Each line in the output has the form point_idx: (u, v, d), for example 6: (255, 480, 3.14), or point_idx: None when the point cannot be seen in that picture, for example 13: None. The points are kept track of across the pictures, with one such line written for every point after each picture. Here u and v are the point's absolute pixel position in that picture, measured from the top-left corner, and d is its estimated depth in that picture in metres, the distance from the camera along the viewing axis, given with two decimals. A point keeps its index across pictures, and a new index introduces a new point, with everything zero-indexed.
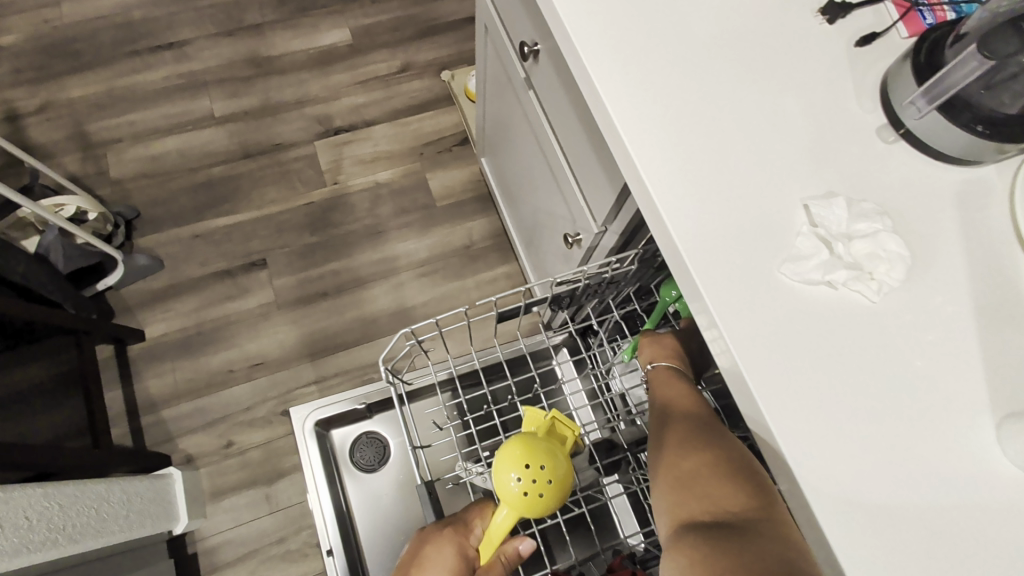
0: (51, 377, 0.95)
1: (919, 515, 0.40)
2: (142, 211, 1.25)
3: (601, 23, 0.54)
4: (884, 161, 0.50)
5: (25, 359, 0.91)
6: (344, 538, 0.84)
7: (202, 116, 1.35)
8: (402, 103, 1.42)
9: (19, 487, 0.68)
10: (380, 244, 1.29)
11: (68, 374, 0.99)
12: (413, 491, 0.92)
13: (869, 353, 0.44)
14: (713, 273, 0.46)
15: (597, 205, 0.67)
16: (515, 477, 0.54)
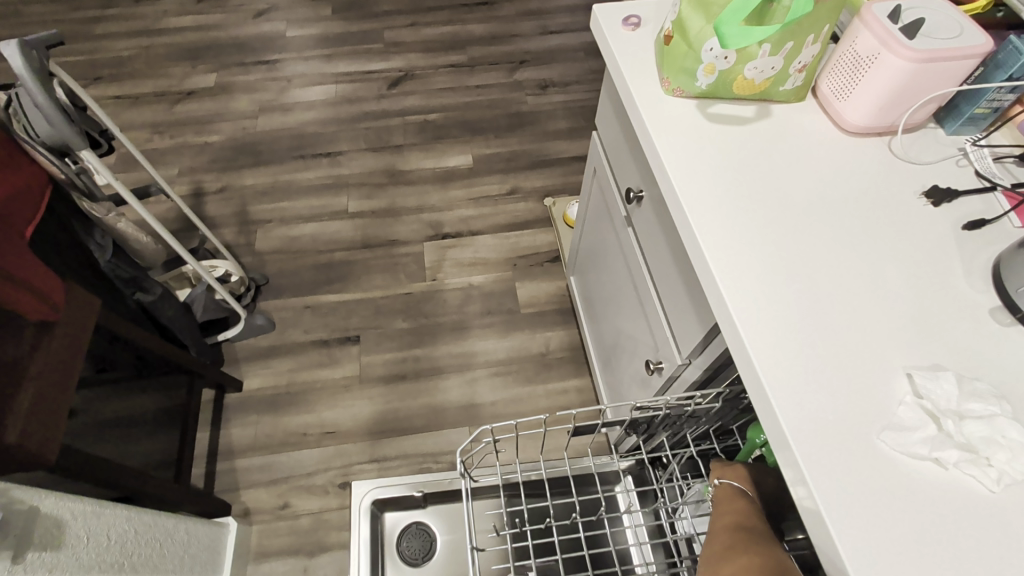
0: (160, 410, 1.07)
1: None
2: (271, 279, 1.44)
3: (705, 182, 0.61)
4: (1000, 342, 0.49)
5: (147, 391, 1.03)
6: None
7: (338, 210, 1.59)
8: (505, 219, 1.59)
9: (112, 505, 0.74)
10: (463, 339, 1.37)
11: (173, 410, 1.09)
12: None
13: (988, 549, 0.40)
14: (803, 427, 0.46)
15: (684, 339, 0.69)
16: None
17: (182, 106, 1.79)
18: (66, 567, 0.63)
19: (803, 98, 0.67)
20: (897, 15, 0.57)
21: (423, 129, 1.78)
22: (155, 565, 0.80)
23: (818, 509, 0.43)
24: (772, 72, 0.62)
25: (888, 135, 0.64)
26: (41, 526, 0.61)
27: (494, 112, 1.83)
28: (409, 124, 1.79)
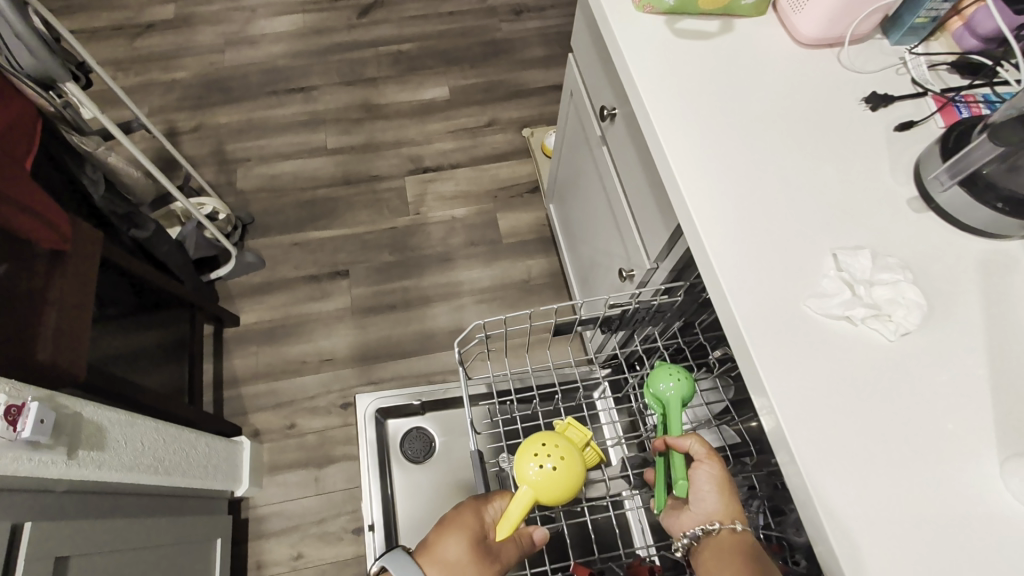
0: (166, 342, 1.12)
1: (913, 524, 0.46)
2: (256, 218, 1.47)
3: (670, 93, 0.66)
4: (912, 225, 0.58)
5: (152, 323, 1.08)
6: (385, 518, 0.92)
7: (317, 147, 1.59)
8: (484, 152, 1.61)
9: (140, 417, 0.82)
10: (448, 269, 1.43)
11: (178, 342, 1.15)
12: (451, 488, 1.00)
13: (881, 383, 0.51)
14: (746, 300, 0.55)
15: (652, 245, 0.77)
16: (535, 464, 0.56)
17: (142, 40, 1.71)
18: (108, 465, 0.71)
19: (763, 12, 0.71)
20: None
21: (396, 61, 1.75)
22: (184, 470, 0.89)
23: (755, 362, 0.52)
24: None
25: (837, 47, 0.69)
26: (84, 429, 0.69)
27: (468, 41, 1.80)
28: (382, 56, 1.76)
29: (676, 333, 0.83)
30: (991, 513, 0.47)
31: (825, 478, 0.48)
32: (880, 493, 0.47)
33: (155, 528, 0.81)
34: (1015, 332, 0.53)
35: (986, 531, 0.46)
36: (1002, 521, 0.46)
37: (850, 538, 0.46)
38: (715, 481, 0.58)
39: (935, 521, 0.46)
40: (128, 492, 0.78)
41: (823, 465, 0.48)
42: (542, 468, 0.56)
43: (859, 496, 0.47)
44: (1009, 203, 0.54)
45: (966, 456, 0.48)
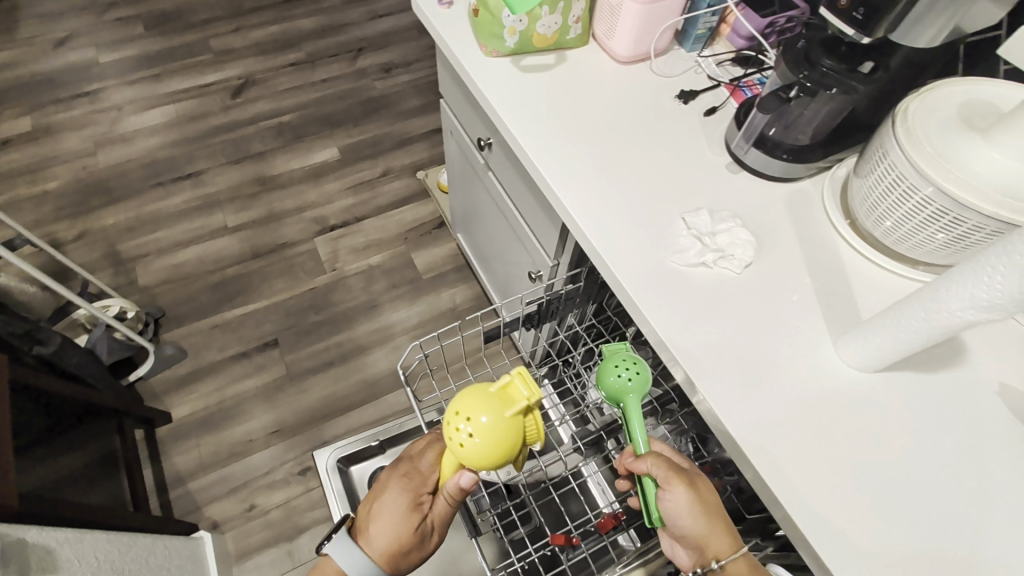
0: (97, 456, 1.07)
1: (784, 404, 0.60)
2: (168, 311, 1.43)
3: (529, 120, 0.79)
4: (733, 184, 0.74)
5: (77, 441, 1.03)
6: None
7: (217, 228, 1.58)
8: (386, 200, 1.69)
9: (88, 533, 0.79)
10: (376, 315, 1.48)
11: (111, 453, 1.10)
12: None
13: (741, 308, 0.65)
14: (626, 269, 0.67)
15: (549, 246, 0.89)
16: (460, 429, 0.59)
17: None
18: None
19: (587, 42, 0.87)
20: None
21: (280, 132, 1.80)
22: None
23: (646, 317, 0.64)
24: (556, 26, 0.81)
25: (648, 60, 0.86)
26: (34, 554, 0.67)
27: (347, 102, 1.89)
28: (266, 130, 1.79)
29: (589, 315, 0.95)
30: (836, 383, 0.61)
31: (717, 391, 0.60)
32: (757, 391, 0.60)
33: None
34: (822, 244, 0.70)
35: (834, 394, 0.60)
36: (842, 384, 0.61)
37: (745, 431, 0.58)
38: (684, 505, 0.57)
39: (801, 399, 0.60)
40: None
41: (713, 382, 0.61)
42: (462, 434, 0.58)
43: (745, 397, 0.60)
44: (792, 152, 0.70)
45: (810, 345, 0.63)
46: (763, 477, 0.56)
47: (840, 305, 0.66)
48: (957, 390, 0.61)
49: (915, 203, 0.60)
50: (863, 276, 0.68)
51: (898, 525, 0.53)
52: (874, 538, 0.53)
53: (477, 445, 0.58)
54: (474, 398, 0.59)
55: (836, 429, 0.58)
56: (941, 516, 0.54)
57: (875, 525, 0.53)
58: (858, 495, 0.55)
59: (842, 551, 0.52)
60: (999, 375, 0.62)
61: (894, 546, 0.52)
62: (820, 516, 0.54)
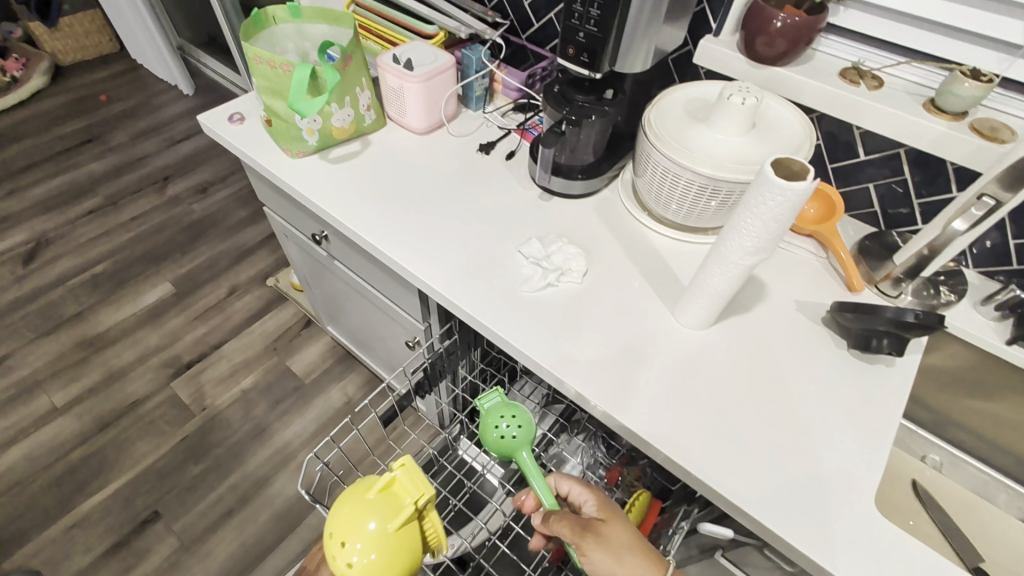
0: None
1: (653, 379, 0.68)
2: (0, 533, 1.18)
3: (355, 206, 0.83)
4: (549, 210, 0.84)
5: None
6: None
7: (43, 413, 1.35)
8: (242, 317, 1.59)
9: None
10: (267, 439, 1.36)
11: None
12: None
13: (592, 311, 0.73)
14: (486, 310, 0.72)
15: (415, 311, 0.92)
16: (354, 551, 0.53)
17: None
18: None
19: (385, 123, 0.94)
20: (397, 60, 0.87)
21: (96, 284, 1.61)
22: None
23: (518, 348, 0.69)
24: (350, 117, 0.86)
25: (444, 126, 0.95)
26: None
27: (167, 232, 1.76)
28: (76, 287, 1.59)
29: (476, 361, 0.99)
30: (684, 347, 0.71)
31: (598, 390, 0.66)
32: (629, 377, 0.68)
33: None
34: (635, 236, 0.82)
35: (685, 355, 0.70)
36: (689, 343, 0.72)
37: (631, 415, 0.65)
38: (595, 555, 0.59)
39: (663, 371, 0.69)
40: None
41: (592, 383, 0.67)
42: (357, 561, 0.53)
43: (621, 386, 0.67)
44: (585, 171, 0.83)
45: (655, 322, 0.73)
46: (658, 448, 0.63)
47: (666, 280, 0.77)
48: (768, 318, 0.74)
49: (684, 185, 0.74)
50: (674, 253, 0.81)
51: (766, 444, 0.63)
52: (754, 463, 0.62)
53: (371, 562, 0.53)
54: (356, 512, 0.55)
55: (697, 384, 0.68)
56: (790, 423, 0.65)
57: (751, 451, 0.63)
58: (731, 434, 0.64)
59: (737, 485, 0.60)
60: (792, 294, 0.77)
61: (770, 462, 0.62)
62: (711, 463, 0.62)
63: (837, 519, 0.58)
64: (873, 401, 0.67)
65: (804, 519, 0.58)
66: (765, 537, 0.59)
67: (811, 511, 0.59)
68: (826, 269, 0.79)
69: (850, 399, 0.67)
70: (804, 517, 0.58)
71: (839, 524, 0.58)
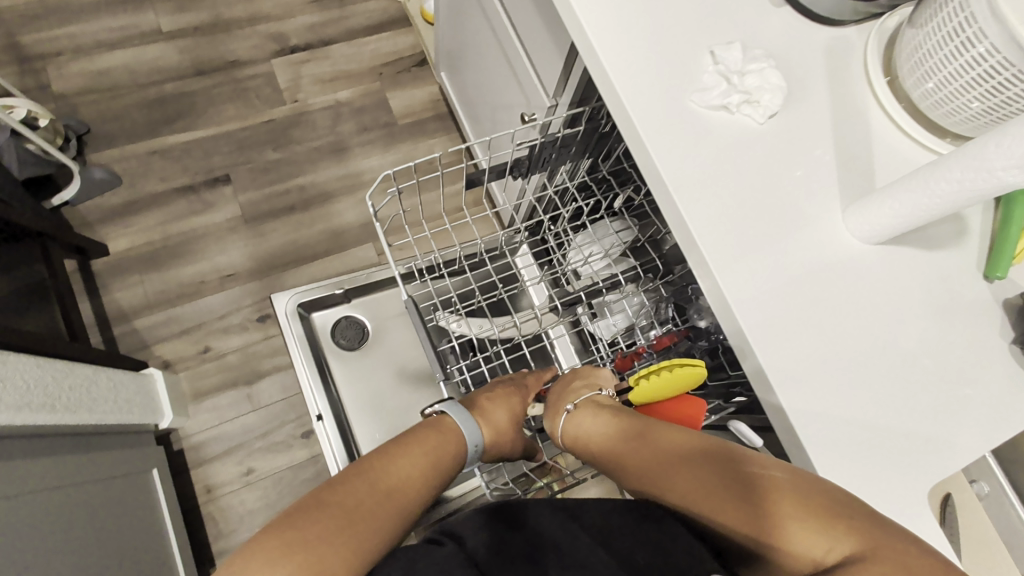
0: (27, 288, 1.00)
1: (781, 264, 0.57)
2: (93, 127, 1.32)
3: None
4: (772, 19, 0.64)
5: None
6: (331, 408, 0.97)
7: (149, 30, 1.41)
8: (358, 23, 1.52)
9: (13, 356, 0.76)
10: (344, 160, 1.41)
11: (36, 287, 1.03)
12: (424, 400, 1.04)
13: (756, 162, 0.59)
14: (639, 98, 0.58)
15: (547, 75, 0.79)
16: None
17: None
18: None
19: None
20: None
21: None
22: (90, 407, 0.87)
23: (652, 156, 0.57)
24: None
25: None
26: None
27: None
28: None
29: (596, 169, 0.91)
30: (835, 255, 0.58)
31: (715, 247, 0.56)
32: (755, 252, 0.57)
33: (65, 470, 0.79)
34: (856, 104, 0.63)
35: (834, 260, 0.58)
36: (847, 253, 0.58)
37: (734, 296, 0.55)
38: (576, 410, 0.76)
39: (799, 269, 0.57)
40: (30, 434, 0.75)
41: (713, 244, 0.56)
42: None
43: (745, 258, 0.56)
44: None
45: (821, 213, 0.59)
46: (744, 332, 0.55)
47: (858, 168, 0.61)
48: (951, 272, 0.60)
49: (968, 58, 0.54)
50: (885, 143, 0.62)
51: (867, 394, 0.54)
52: (840, 399, 0.54)
53: None
54: None
55: (825, 298, 0.56)
56: (905, 391, 0.55)
57: (844, 391, 0.54)
58: (834, 361, 0.55)
59: (807, 405, 0.53)
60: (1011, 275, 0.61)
61: (860, 410, 0.54)
62: (795, 378, 0.54)
63: (897, 499, 0.52)
64: (1002, 413, 0.56)
65: (859, 474, 0.52)
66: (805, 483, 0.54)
67: (875, 478, 0.52)
68: None
69: (986, 397, 0.56)
70: (858, 482, 0.53)
71: (889, 504, 0.52)
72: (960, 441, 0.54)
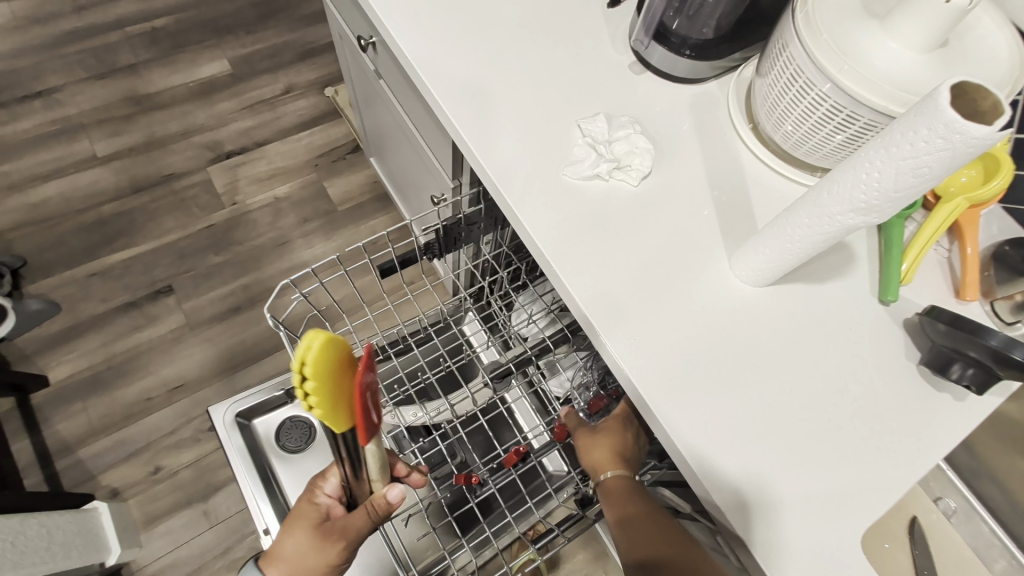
0: None
1: (673, 321, 0.57)
2: (30, 259, 1.32)
3: (408, 16, 0.69)
4: (635, 87, 0.68)
5: None
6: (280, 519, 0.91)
7: (84, 158, 1.45)
8: (290, 121, 1.58)
9: None
10: (287, 253, 1.42)
11: None
12: None
13: (636, 223, 0.60)
14: (512, 180, 0.60)
15: (446, 160, 0.82)
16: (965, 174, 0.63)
17: None
18: None
19: None
20: None
21: (154, 40, 1.63)
22: (17, 562, 0.82)
23: (532, 234, 0.59)
24: None
25: None
26: None
27: (237, 5, 1.72)
28: (134, 38, 1.63)
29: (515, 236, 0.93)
30: (728, 302, 0.58)
31: (605, 314, 0.56)
32: (646, 312, 0.57)
33: None
34: (728, 152, 0.66)
35: (727, 309, 0.58)
36: (739, 300, 0.59)
37: (630, 360, 0.55)
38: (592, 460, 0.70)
39: (693, 322, 0.57)
40: None
41: (604, 311, 0.57)
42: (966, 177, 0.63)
43: (637, 320, 0.57)
44: (696, 49, 0.65)
45: (708, 263, 0.60)
46: (646, 397, 0.54)
47: (739, 213, 0.62)
48: (846, 301, 0.60)
49: (811, 100, 0.56)
50: (760, 185, 0.64)
51: (779, 441, 0.53)
52: (753, 452, 0.53)
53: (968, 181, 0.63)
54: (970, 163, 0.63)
55: (722, 347, 0.57)
56: (817, 432, 0.54)
57: (756, 442, 0.53)
58: (741, 411, 0.54)
59: (720, 463, 0.52)
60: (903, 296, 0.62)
61: (775, 460, 0.53)
62: (705, 437, 0.53)
63: (827, 551, 0.50)
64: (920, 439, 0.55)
65: (789, 531, 0.50)
66: (737, 548, 0.52)
67: (803, 532, 0.51)
68: (942, 264, 0.64)
69: (900, 424, 0.56)
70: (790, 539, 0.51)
71: (823, 558, 0.50)
72: (882, 476, 0.53)
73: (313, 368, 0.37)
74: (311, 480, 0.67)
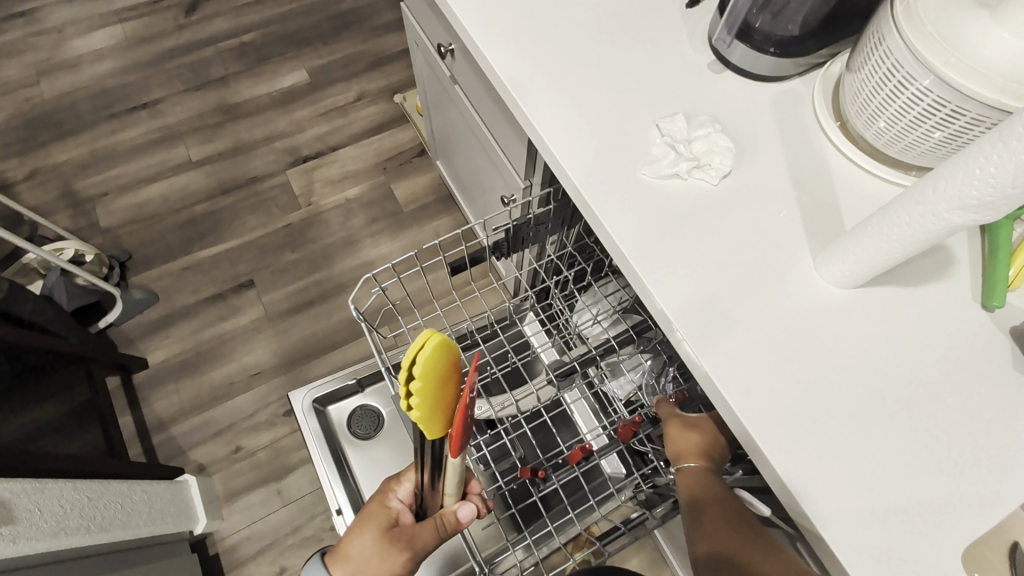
0: (73, 410, 1.09)
1: (754, 321, 0.56)
2: (134, 253, 1.46)
3: (490, 22, 0.71)
4: (714, 86, 0.67)
5: (44, 398, 1.02)
6: (351, 501, 0.96)
7: (180, 162, 1.59)
8: (361, 126, 1.66)
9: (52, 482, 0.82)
10: (356, 251, 1.50)
11: (81, 408, 1.12)
12: None
13: (715, 221, 0.60)
14: (590, 178, 0.62)
15: (518, 161, 0.84)
16: None
17: None
18: (25, 536, 0.70)
19: None
20: None
21: (242, 53, 1.77)
22: (124, 523, 0.91)
23: (609, 230, 0.59)
24: None
25: None
26: None
27: (315, 18, 1.84)
28: (225, 52, 1.77)
29: (582, 236, 0.94)
30: (812, 304, 0.57)
31: (683, 311, 0.56)
32: (726, 311, 0.56)
33: None
34: (812, 150, 0.64)
35: (811, 310, 0.57)
36: (825, 301, 0.57)
37: (709, 358, 0.55)
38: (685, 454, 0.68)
39: (775, 323, 0.56)
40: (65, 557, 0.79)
41: (682, 308, 0.57)
42: None
43: (716, 318, 0.56)
44: (780, 45, 0.63)
45: (791, 263, 0.58)
46: (725, 395, 0.54)
47: (825, 213, 0.60)
48: (943, 306, 0.57)
49: (910, 95, 0.54)
50: (848, 185, 0.62)
51: (867, 448, 0.51)
52: (838, 459, 0.51)
53: None
54: None
55: (806, 349, 0.55)
56: (909, 441, 0.52)
57: (841, 447, 0.51)
58: (825, 415, 0.53)
59: (802, 466, 0.51)
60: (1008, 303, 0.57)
61: (861, 467, 0.51)
62: (786, 439, 0.52)
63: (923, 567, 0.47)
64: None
65: (883, 543, 0.48)
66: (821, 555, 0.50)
67: (894, 544, 0.48)
68: None
69: (1006, 439, 0.52)
70: (882, 551, 0.48)
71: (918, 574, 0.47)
72: (985, 493, 0.50)
73: (422, 366, 0.39)
74: (384, 481, 0.70)
